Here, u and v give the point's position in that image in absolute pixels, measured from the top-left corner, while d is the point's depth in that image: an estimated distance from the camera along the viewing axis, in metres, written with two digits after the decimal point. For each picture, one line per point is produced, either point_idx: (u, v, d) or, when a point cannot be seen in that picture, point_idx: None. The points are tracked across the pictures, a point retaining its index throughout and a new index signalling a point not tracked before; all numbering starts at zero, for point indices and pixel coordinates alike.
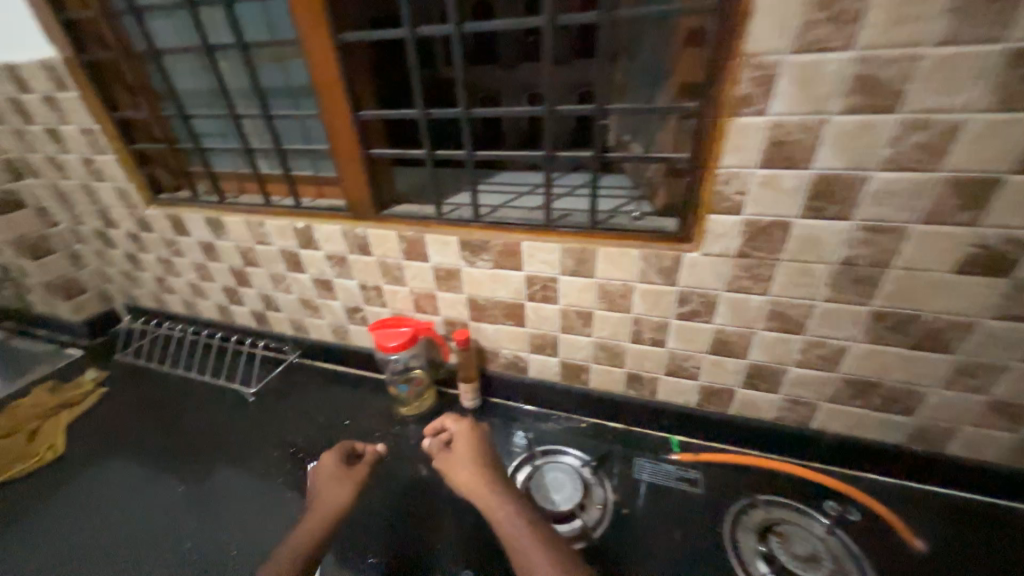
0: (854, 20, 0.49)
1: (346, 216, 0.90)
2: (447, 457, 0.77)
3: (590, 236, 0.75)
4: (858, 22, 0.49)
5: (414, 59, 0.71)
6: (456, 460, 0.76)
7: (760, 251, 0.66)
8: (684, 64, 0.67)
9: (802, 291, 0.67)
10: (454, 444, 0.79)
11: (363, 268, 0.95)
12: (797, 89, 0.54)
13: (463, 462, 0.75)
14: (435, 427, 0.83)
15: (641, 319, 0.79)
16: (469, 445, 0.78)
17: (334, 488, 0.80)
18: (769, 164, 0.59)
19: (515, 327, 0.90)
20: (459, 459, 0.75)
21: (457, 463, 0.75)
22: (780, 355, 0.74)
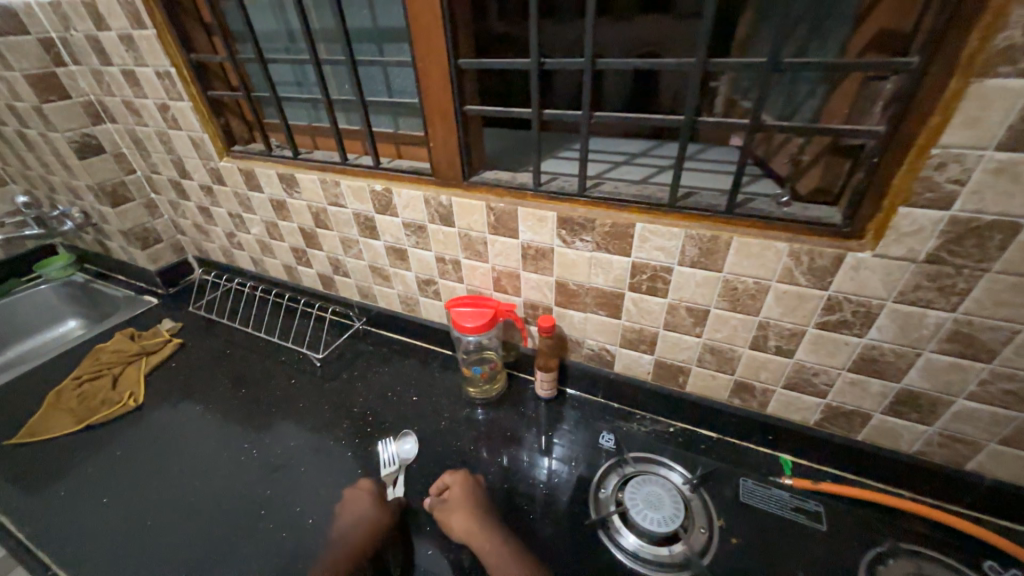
0: None
1: (429, 181, 0.82)
2: (449, 508, 0.71)
3: (724, 222, 0.63)
4: None
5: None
6: (458, 513, 0.70)
7: (962, 257, 0.52)
8: (889, 5, 0.51)
9: (1007, 311, 0.53)
10: (454, 496, 0.73)
11: (442, 240, 0.87)
12: None
13: (466, 515, 0.69)
14: (436, 485, 0.75)
15: (769, 324, 0.67)
16: (469, 501, 0.72)
17: (360, 511, 0.74)
18: (1015, 144, 0.44)
19: (608, 318, 0.80)
20: (458, 512, 0.70)
21: (460, 516, 0.69)
22: (949, 384, 0.60)
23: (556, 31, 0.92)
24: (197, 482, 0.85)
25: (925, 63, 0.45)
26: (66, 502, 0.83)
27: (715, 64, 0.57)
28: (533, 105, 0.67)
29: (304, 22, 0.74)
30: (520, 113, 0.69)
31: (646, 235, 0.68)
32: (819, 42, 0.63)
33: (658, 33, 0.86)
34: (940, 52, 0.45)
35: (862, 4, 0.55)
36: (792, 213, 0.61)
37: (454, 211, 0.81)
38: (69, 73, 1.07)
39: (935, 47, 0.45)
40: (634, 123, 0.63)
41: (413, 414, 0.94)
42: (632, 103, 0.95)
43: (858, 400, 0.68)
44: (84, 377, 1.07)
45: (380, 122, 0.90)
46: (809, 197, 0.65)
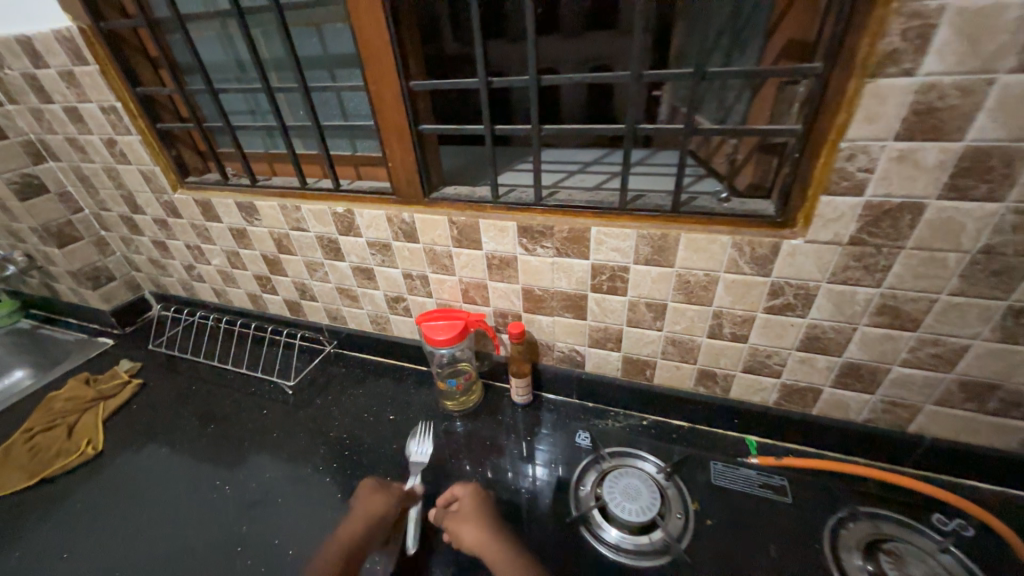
0: None
1: (391, 200, 0.83)
2: (458, 521, 0.72)
3: (671, 218, 0.67)
4: None
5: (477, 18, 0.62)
6: (463, 522, 0.72)
7: (879, 237, 0.57)
8: (794, 18, 0.57)
9: (922, 282, 0.59)
10: (463, 509, 0.74)
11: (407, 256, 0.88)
12: (961, 43, 0.44)
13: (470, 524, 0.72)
14: (445, 497, 0.77)
15: (722, 311, 0.71)
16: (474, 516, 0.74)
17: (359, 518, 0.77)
18: (908, 135, 0.50)
19: (575, 319, 0.83)
20: (466, 523, 0.72)
21: (464, 524, 0.72)
22: (887, 354, 0.66)
23: (504, 50, 0.96)
24: (167, 526, 0.82)
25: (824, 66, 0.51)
26: (23, 565, 0.78)
27: (649, 75, 0.62)
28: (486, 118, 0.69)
29: (254, 51, 0.75)
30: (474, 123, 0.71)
31: (603, 237, 0.71)
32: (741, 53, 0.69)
33: (598, 50, 0.92)
34: (838, 57, 0.50)
35: (773, 17, 0.61)
36: (731, 207, 0.65)
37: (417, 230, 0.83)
38: (5, 112, 1.03)
39: (834, 54, 0.50)
40: (582, 134, 0.68)
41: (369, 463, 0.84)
42: (582, 115, 1.00)
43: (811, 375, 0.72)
44: (37, 428, 1.00)
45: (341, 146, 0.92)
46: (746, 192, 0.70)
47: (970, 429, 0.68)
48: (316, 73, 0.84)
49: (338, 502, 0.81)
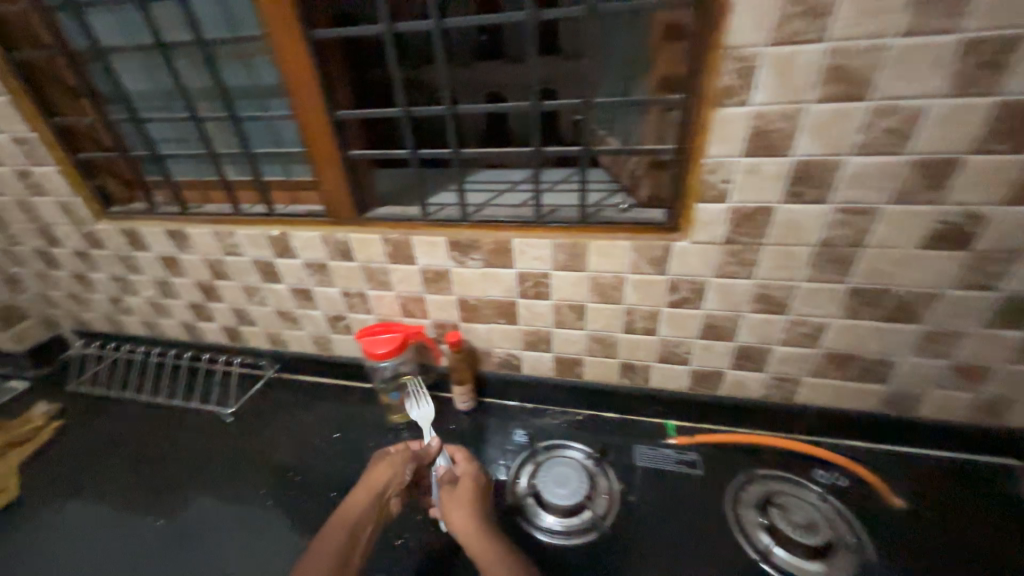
0: (827, 12, 0.52)
1: (324, 222, 0.87)
2: (456, 498, 0.73)
3: (581, 229, 0.76)
4: (830, 15, 0.52)
5: (393, 55, 0.69)
6: (460, 497, 0.73)
7: (746, 237, 0.68)
8: (664, 58, 0.68)
9: (785, 272, 0.70)
10: (462, 484, 0.75)
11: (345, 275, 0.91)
12: (776, 81, 0.56)
13: (468, 501, 0.73)
14: (447, 470, 0.78)
15: (635, 309, 0.80)
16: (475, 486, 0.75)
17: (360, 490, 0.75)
18: (752, 152, 0.62)
19: (508, 325, 0.89)
20: (462, 503, 0.72)
21: (461, 500, 0.73)
22: (771, 336, 0.77)
23: None
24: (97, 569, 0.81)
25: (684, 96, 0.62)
26: None
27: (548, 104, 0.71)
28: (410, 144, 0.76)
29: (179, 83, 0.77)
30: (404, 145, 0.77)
31: (524, 248, 0.78)
32: None
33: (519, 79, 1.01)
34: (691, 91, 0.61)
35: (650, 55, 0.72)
36: (631, 216, 0.75)
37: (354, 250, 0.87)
38: None
39: (689, 88, 0.61)
40: (496, 155, 0.76)
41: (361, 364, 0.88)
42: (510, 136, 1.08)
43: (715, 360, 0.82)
44: None
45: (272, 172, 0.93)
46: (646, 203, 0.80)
47: (841, 396, 0.80)
48: (243, 102, 0.87)
49: (283, 524, 0.84)
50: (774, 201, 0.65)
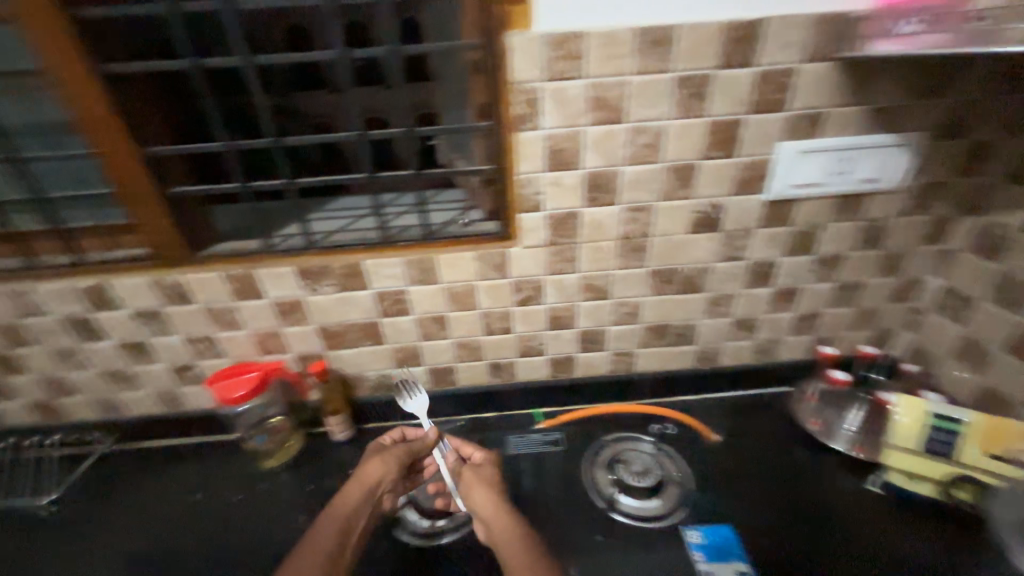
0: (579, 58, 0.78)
1: (149, 265, 0.85)
2: (472, 480, 0.94)
3: (429, 244, 0.89)
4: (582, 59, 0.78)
5: (200, 86, 0.79)
6: (476, 480, 0.94)
7: (564, 238, 0.91)
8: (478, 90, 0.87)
9: (587, 262, 0.96)
10: (484, 466, 1.00)
11: (186, 316, 0.89)
12: (560, 109, 0.82)
13: (484, 483, 0.93)
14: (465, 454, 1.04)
15: (485, 306, 0.98)
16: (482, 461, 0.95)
17: (364, 475, 0.92)
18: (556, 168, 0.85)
19: (376, 345, 0.97)
20: (477, 484, 0.94)
21: (477, 484, 0.93)
22: (591, 311, 0.99)
23: None
24: None
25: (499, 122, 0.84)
26: None
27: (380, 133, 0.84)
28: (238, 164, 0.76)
29: None
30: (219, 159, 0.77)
31: (378, 266, 0.89)
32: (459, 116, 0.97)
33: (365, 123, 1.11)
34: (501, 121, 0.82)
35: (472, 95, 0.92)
36: (461, 229, 0.89)
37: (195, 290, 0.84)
38: None
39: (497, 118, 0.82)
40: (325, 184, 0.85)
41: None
42: None
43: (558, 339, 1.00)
44: None
45: (79, 214, 0.86)
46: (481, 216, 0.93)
47: (660, 360, 1.14)
48: (39, 142, 0.82)
49: None
50: (570, 206, 0.89)
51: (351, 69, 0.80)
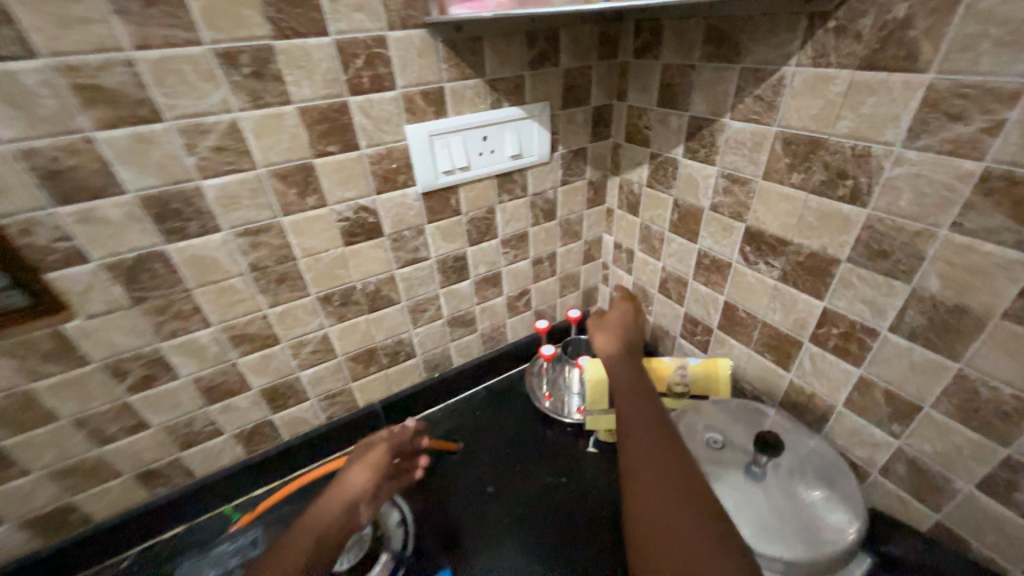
0: (688, 20, 0.55)
1: (17, 319, 0.45)
2: (602, 326, 0.67)
3: (473, 241, 0.70)
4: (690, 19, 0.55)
5: None
6: (607, 329, 0.66)
7: (681, 235, 0.68)
8: (569, 55, 0.63)
9: (700, 266, 0.67)
10: (611, 316, 0.68)
11: (124, 451, 0.58)
12: (643, 92, 0.65)
13: (614, 336, 0.65)
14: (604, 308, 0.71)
15: (540, 305, 0.86)
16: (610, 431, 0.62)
17: (624, 323, 0.67)
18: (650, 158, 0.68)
19: (433, 362, 0.79)
20: (611, 334, 0.65)
21: (608, 333, 0.65)
22: (716, 331, 0.68)
23: None
24: None
25: (565, 108, 0.67)
26: None
27: (420, 85, 0.54)
28: (181, 189, 0.47)
29: None
30: (132, 198, 0.45)
31: (414, 278, 0.68)
32: (553, 54, 0.61)
33: None
34: (574, 112, 0.68)
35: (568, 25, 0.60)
36: (515, 226, 0.73)
37: (139, 405, 0.56)
38: None
39: (566, 109, 0.67)
40: (350, 169, 0.55)
41: (360, 476, 0.56)
42: None
43: (686, 381, 0.69)
44: None
45: None
46: (556, 210, 0.76)
47: None
48: None
49: None
50: (631, 191, 0.75)
51: (357, 14, 0.48)
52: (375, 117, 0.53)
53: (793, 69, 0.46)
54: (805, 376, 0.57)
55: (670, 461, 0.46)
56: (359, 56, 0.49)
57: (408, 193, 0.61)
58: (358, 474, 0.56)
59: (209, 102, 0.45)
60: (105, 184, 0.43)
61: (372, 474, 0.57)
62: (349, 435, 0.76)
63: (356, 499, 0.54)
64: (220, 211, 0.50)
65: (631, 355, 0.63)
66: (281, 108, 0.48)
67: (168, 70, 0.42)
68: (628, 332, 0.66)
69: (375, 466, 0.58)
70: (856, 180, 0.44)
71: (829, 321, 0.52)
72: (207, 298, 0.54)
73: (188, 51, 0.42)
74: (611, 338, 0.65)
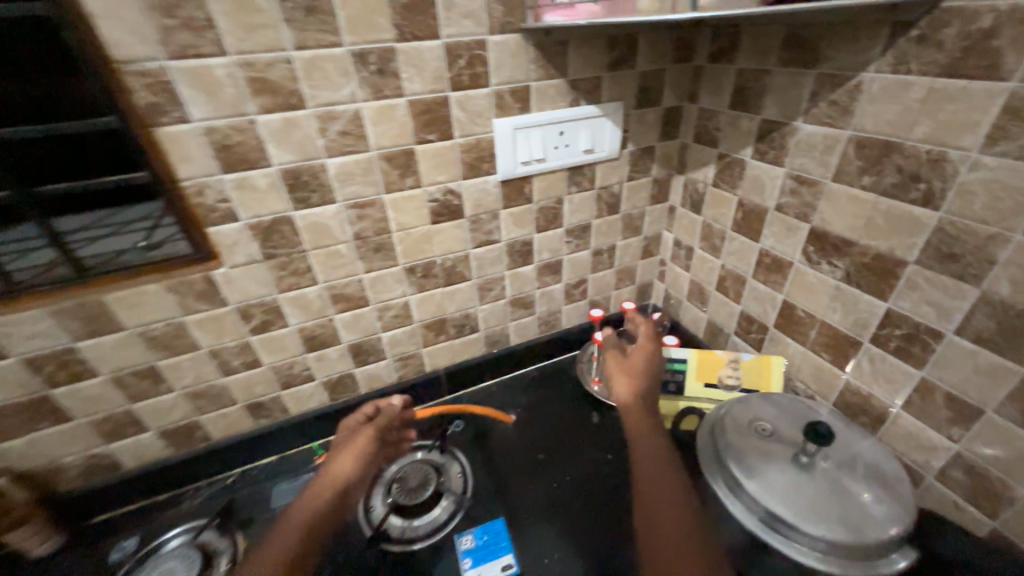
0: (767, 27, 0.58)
1: (186, 262, 0.57)
2: (621, 367, 0.66)
3: (540, 228, 0.76)
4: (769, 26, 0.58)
5: None
6: (627, 373, 0.64)
7: (744, 233, 0.70)
8: (646, 59, 0.68)
9: (760, 265, 0.69)
10: (634, 357, 0.67)
11: (241, 383, 0.69)
12: (715, 95, 0.68)
13: (635, 383, 0.63)
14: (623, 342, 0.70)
15: (595, 295, 0.91)
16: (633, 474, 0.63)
17: (646, 363, 0.66)
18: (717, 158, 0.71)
19: (493, 338, 0.86)
20: (631, 379, 0.64)
21: (626, 378, 0.64)
22: (773, 329, 0.70)
23: None
24: None
25: (637, 108, 0.71)
26: None
27: (510, 83, 0.61)
28: (312, 165, 0.56)
29: None
30: (276, 170, 0.55)
31: (485, 259, 0.75)
32: (631, 57, 0.66)
33: None
34: (646, 112, 0.72)
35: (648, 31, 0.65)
36: (580, 217, 0.78)
37: (256, 345, 0.67)
38: None
39: (639, 109, 0.71)
40: (443, 155, 0.62)
41: (347, 463, 0.61)
42: None
43: (737, 375, 0.72)
44: None
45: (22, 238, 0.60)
46: (620, 204, 0.80)
47: None
48: None
49: None
50: (695, 190, 0.78)
51: (465, 21, 0.55)
52: (469, 111, 0.61)
53: (872, 76, 0.48)
54: (862, 377, 0.58)
55: (688, 540, 0.46)
56: (462, 57, 0.57)
57: (489, 180, 0.67)
58: (343, 466, 0.60)
59: (341, 94, 0.54)
60: (259, 157, 0.53)
61: (358, 461, 0.61)
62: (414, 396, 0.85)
63: (339, 486, 0.59)
64: (338, 185, 0.59)
65: (652, 404, 0.61)
66: (395, 100, 0.56)
67: (315, 66, 0.51)
68: (651, 377, 0.65)
69: (360, 454, 0.62)
70: (929, 183, 0.46)
71: (891, 322, 0.53)
72: (318, 259, 0.64)
73: (332, 51, 0.51)
74: (631, 384, 0.63)
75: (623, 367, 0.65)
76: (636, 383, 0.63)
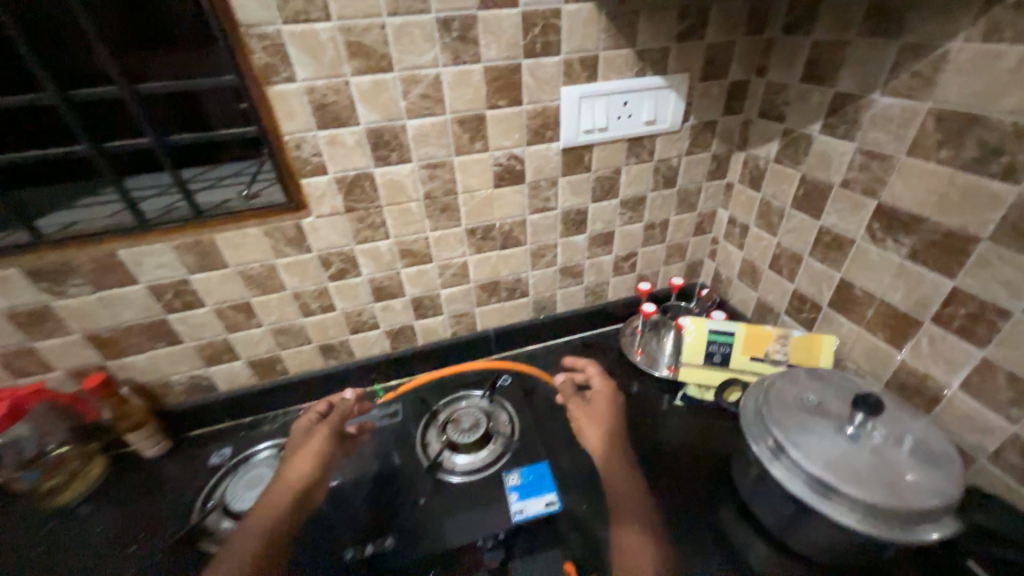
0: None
1: (284, 210, 0.65)
2: (587, 410, 0.78)
3: (595, 198, 0.79)
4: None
5: None
6: (591, 412, 0.78)
7: (803, 211, 0.70)
8: (716, 31, 0.68)
9: (819, 243, 0.69)
10: (597, 401, 0.79)
11: (317, 324, 0.77)
12: (785, 69, 0.67)
13: (592, 417, 0.77)
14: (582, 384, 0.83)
15: (643, 269, 0.93)
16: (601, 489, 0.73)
17: (601, 403, 0.79)
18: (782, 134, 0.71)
19: (541, 304, 0.90)
20: (592, 420, 0.76)
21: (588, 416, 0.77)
22: (826, 308, 0.70)
23: None
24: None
25: (702, 81, 0.71)
26: None
27: (580, 53, 0.63)
28: (394, 125, 0.62)
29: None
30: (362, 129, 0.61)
31: (540, 225, 0.79)
32: (701, 29, 0.66)
33: None
34: (711, 86, 0.72)
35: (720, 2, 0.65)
36: (636, 189, 0.80)
37: (333, 291, 0.74)
38: None
39: (704, 83, 0.72)
40: (511, 122, 0.66)
41: (296, 466, 0.69)
42: None
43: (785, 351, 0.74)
44: None
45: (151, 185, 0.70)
46: (676, 178, 0.81)
47: None
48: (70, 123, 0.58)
49: None
50: (756, 166, 0.77)
51: None
52: (539, 79, 0.64)
53: (959, 45, 0.47)
54: (918, 356, 0.58)
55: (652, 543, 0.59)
56: (537, 25, 0.60)
57: (552, 147, 0.71)
58: (298, 467, 0.69)
59: (424, 59, 0.58)
60: (350, 116, 0.59)
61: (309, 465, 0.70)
62: (465, 352, 0.91)
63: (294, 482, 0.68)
64: (415, 145, 0.64)
65: (612, 433, 0.75)
66: (472, 66, 0.60)
67: (405, 32, 0.56)
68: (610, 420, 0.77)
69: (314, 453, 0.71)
70: (1012, 157, 0.45)
71: (956, 301, 0.52)
72: (392, 215, 0.69)
73: (420, 18, 0.55)
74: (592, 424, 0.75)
75: (588, 411, 0.78)
76: (599, 424, 0.75)
